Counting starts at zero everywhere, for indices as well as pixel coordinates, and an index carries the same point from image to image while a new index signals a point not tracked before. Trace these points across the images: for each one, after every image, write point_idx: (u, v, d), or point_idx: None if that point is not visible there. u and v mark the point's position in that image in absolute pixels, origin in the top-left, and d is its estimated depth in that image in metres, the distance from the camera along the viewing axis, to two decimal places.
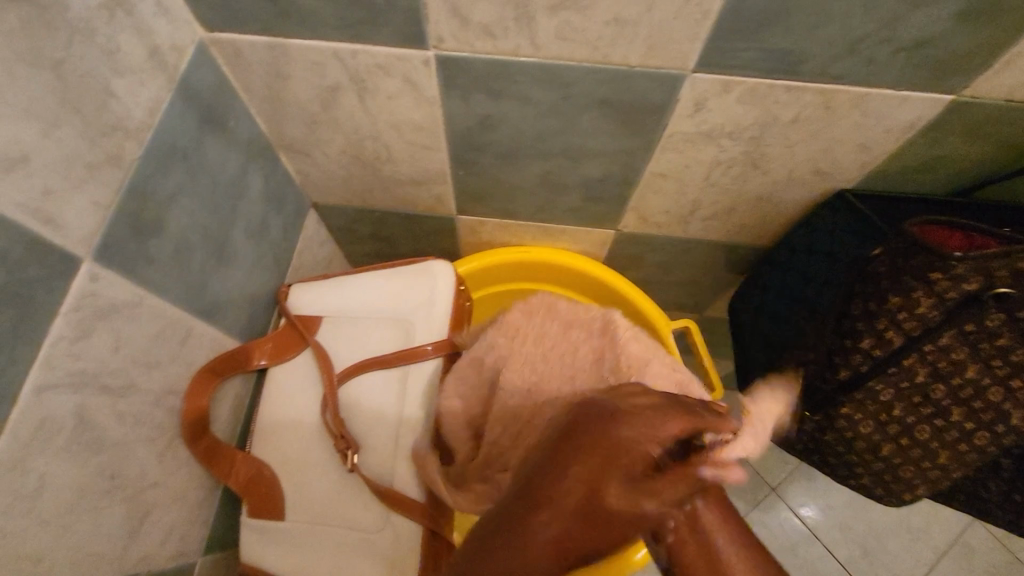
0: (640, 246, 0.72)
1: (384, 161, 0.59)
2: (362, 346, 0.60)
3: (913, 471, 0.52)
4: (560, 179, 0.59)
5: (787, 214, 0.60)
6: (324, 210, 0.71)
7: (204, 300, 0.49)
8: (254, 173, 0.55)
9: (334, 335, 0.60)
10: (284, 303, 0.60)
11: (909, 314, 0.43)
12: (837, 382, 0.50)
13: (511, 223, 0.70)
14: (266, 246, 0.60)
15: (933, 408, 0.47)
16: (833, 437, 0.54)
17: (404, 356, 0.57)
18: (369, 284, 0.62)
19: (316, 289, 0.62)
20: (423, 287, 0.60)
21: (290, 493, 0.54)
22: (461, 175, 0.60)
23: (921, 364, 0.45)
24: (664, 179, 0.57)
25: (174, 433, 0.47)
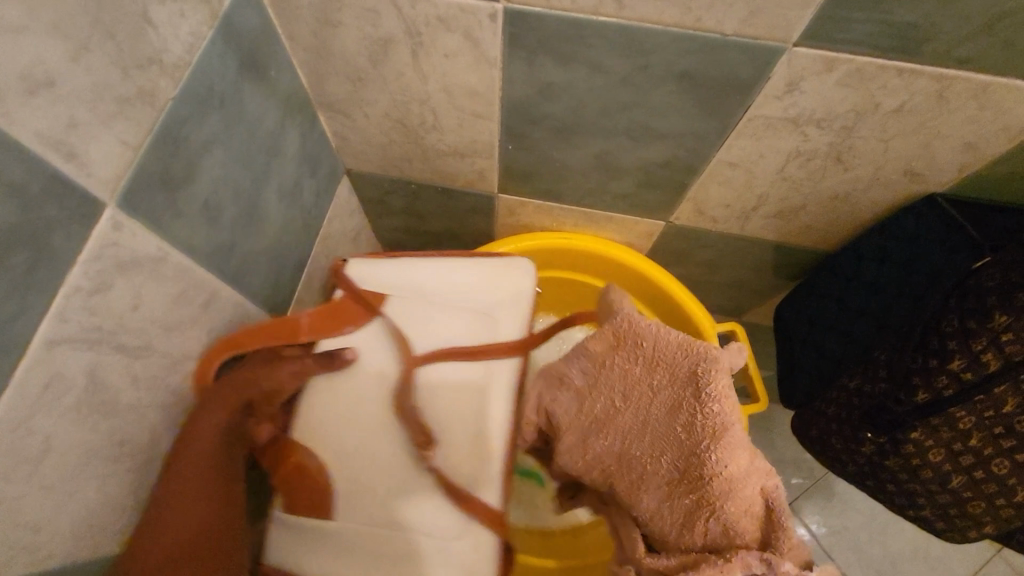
0: (688, 241, 0.67)
1: (429, 128, 0.55)
2: (430, 328, 0.53)
3: (984, 507, 0.47)
4: (617, 161, 0.54)
5: (860, 218, 0.55)
6: (357, 178, 0.68)
7: (231, 262, 0.46)
8: (291, 131, 0.51)
9: (398, 316, 0.53)
10: (341, 276, 0.54)
11: (1015, 336, 0.38)
12: (913, 404, 0.45)
13: (553, 207, 0.66)
14: (298, 210, 0.56)
15: (1019, 441, 0.42)
16: (896, 463, 0.49)
17: (489, 348, 0.52)
18: (439, 268, 0.56)
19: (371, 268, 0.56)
20: (513, 279, 0.56)
21: (343, 491, 0.47)
22: (510, 150, 0.56)
23: (1015, 394, 0.40)
24: (731, 169, 0.52)
25: (190, 401, 0.43)
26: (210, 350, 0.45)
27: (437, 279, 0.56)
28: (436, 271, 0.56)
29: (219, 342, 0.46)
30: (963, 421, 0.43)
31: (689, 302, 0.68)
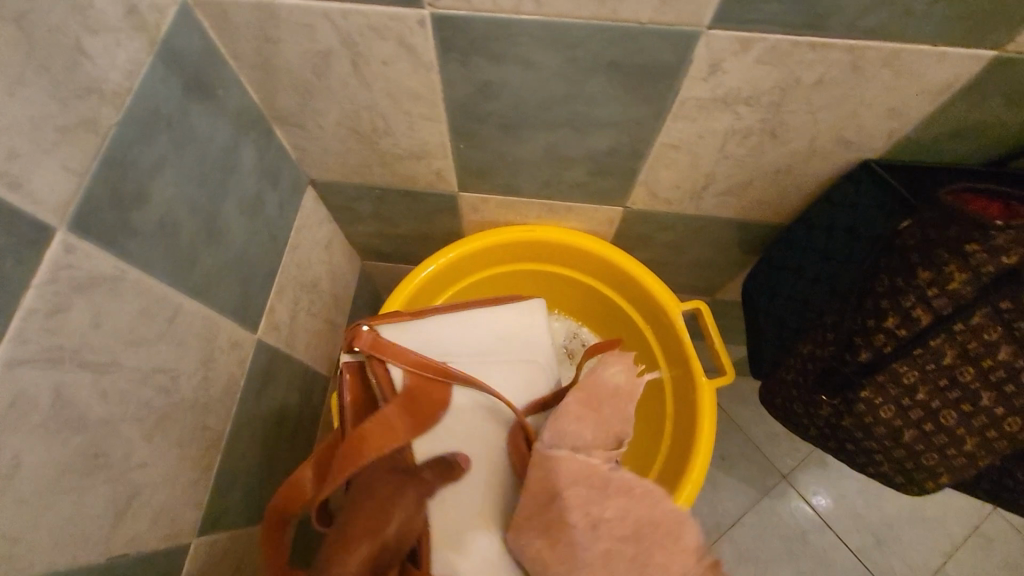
0: (649, 224, 0.69)
1: (382, 134, 0.57)
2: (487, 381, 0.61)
3: (937, 458, 0.49)
4: (566, 152, 0.56)
5: (805, 189, 0.57)
6: (322, 187, 0.69)
7: (194, 278, 0.47)
8: (246, 146, 0.53)
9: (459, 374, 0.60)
10: (394, 348, 0.55)
11: (940, 290, 0.41)
12: (858, 364, 0.48)
13: (514, 201, 0.67)
14: (262, 223, 0.58)
15: (961, 392, 0.44)
16: (850, 423, 0.51)
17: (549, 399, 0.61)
18: (476, 323, 0.64)
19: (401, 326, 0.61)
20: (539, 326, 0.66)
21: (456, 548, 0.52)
22: (462, 149, 0.58)
23: (951, 345, 0.42)
24: (675, 151, 0.54)
25: (163, 413, 0.45)
26: (181, 363, 0.47)
27: (467, 335, 0.63)
28: (463, 327, 0.63)
29: (190, 355, 0.48)
30: (907, 376, 0.45)
31: (655, 284, 0.70)
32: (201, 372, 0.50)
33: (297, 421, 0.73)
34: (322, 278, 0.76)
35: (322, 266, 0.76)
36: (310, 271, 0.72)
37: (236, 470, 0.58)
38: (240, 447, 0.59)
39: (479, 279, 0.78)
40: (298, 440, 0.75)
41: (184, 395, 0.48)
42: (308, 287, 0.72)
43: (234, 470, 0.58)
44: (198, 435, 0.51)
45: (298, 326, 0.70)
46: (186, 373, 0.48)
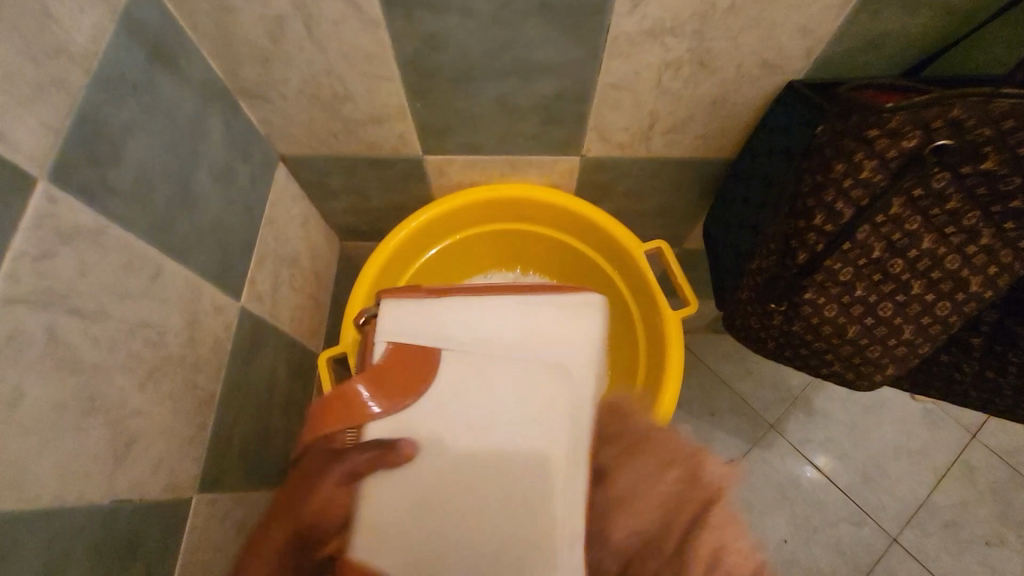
0: (606, 173, 0.72)
1: (342, 99, 0.60)
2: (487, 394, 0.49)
3: (880, 350, 0.53)
4: (517, 102, 0.59)
5: (743, 120, 0.61)
6: (293, 163, 0.72)
7: (173, 240, 0.50)
8: (213, 117, 0.56)
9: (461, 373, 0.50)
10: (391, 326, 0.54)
11: (854, 180, 0.45)
12: (798, 266, 0.51)
13: (477, 160, 0.71)
14: (236, 193, 0.61)
15: (895, 283, 0.49)
16: (800, 327, 0.55)
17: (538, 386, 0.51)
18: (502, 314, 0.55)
19: (405, 305, 0.56)
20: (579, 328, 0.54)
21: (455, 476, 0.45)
22: (420, 108, 0.61)
23: (877, 237, 0.47)
24: (617, 91, 0.57)
25: (152, 365, 0.48)
26: (167, 320, 0.50)
27: (519, 313, 0.55)
28: (477, 305, 0.56)
29: (175, 313, 0.51)
30: (842, 272, 0.49)
31: (616, 228, 0.73)
32: (187, 332, 0.53)
33: (288, 393, 0.76)
34: (302, 255, 0.79)
35: (301, 242, 0.79)
36: (290, 247, 0.75)
37: (230, 433, 0.61)
38: (233, 410, 0.62)
39: (451, 243, 0.81)
40: (291, 412, 0.77)
41: (172, 351, 0.51)
42: (288, 262, 0.75)
43: (228, 432, 0.61)
44: (189, 392, 0.53)
45: (282, 299, 0.73)
46: (172, 331, 0.51)
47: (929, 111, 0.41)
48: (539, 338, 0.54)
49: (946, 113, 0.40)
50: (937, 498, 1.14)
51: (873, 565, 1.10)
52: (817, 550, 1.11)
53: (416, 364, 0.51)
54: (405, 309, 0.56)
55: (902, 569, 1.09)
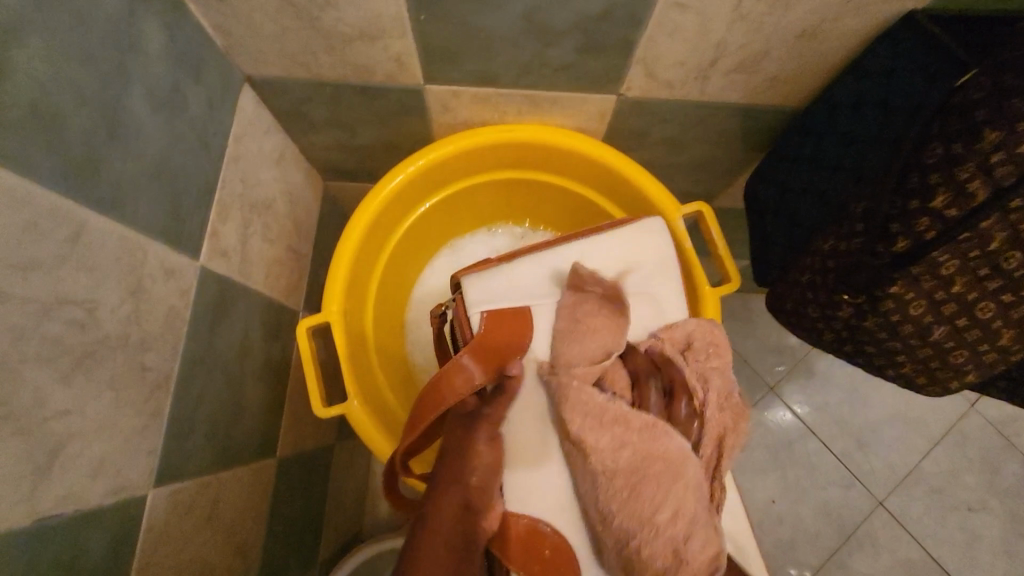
0: (644, 118, 0.60)
1: (322, 4, 0.46)
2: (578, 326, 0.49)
3: (966, 356, 0.45)
4: (549, 20, 0.46)
5: (829, 60, 0.49)
6: (262, 86, 0.58)
7: (102, 189, 0.39)
8: (149, 21, 0.42)
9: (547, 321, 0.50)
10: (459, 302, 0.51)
11: (1007, 155, 0.34)
12: (892, 255, 0.42)
13: (490, 93, 0.58)
14: (187, 124, 0.48)
15: (1004, 281, 0.39)
16: (874, 323, 0.46)
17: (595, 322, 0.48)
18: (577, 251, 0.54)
19: (485, 274, 0.52)
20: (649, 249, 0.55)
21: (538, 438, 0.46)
22: (423, 22, 0.47)
23: (1003, 225, 0.36)
24: (681, 13, 0.44)
25: (83, 351, 0.38)
26: (97, 293, 0.39)
27: (604, 250, 0.54)
28: (599, 247, 0.54)
29: (110, 283, 0.40)
30: (947, 266, 0.40)
31: (651, 186, 0.62)
32: (130, 304, 0.42)
33: (265, 359, 0.67)
34: (277, 199, 0.67)
35: (276, 184, 0.66)
36: (262, 190, 0.63)
37: (194, 415, 0.52)
38: (196, 389, 0.53)
39: (456, 193, 0.70)
40: (268, 379, 0.68)
41: (109, 331, 0.40)
42: (261, 209, 0.63)
43: (190, 415, 0.52)
44: (137, 377, 0.44)
45: (253, 254, 0.62)
46: (106, 306, 0.40)
47: None
48: (636, 267, 0.54)
49: None
50: (926, 465, 1.08)
51: (856, 529, 1.05)
52: (804, 511, 1.06)
53: (512, 329, 0.48)
54: (491, 280, 0.51)
55: (885, 533, 1.05)
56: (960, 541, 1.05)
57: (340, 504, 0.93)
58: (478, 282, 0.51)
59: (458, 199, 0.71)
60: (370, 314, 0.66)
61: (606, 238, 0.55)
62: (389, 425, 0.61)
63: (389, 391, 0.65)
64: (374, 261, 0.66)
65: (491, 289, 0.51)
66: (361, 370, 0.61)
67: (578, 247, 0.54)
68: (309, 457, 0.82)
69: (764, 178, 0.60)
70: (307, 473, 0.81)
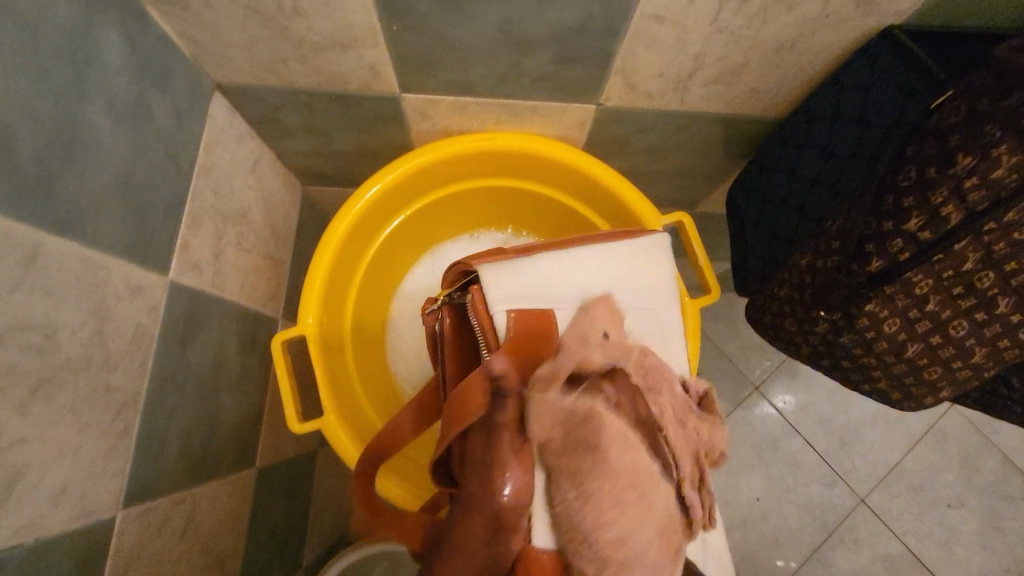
0: (624, 126, 0.59)
1: (290, 14, 0.45)
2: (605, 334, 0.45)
3: (940, 372, 0.45)
4: (524, 31, 0.45)
5: (809, 73, 0.48)
6: (233, 93, 0.57)
7: (59, 210, 0.37)
8: (108, 32, 0.41)
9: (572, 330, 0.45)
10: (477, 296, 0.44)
11: (980, 179, 0.34)
12: (867, 274, 0.42)
13: (468, 102, 0.57)
14: (151, 137, 0.46)
15: (977, 299, 0.39)
16: (849, 339, 0.47)
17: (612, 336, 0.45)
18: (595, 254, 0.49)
19: (506, 266, 0.45)
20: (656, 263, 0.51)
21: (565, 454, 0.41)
22: (395, 33, 0.46)
23: (975, 248, 0.36)
24: (659, 26, 0.43)
25: (41, 377, 0.37)
26: (57, 317, 0.38)
27: (610, 260, 0.49)
28: (606, 258, 0.49)
29: (70, 305, 0.39)
30: (920, 286, 0.40)
31: (632, 195, 0.61)
32: (93, 326, 0.41)
33: (241, 369, 0.65)
34: (253, 206, 0.65)
35: (251, 192, 0.65)
36: (236, 199, 0.61)
37: (166, 431, 0.51)
38: (168, 405, 0.51)
39: (438, 200, 0.69)
40: (245, 389, 0.67)
41: (70, 354, 0.39)
42: (236, 218, 0.62)
43: (163, 432, 0.51)
44: (102, 398, 0.43)
45: (227, 264, 0.61)
46: (66, 328, 0.39)
47: None
48: (636, 284, 0.49)
49: None
50: (907, 463, 1.09)
51: (837, 525, 1.06)
52: (787, 510, 1.07)
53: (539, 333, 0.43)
54: (513, 275, 0.45)
55: (865, 529, 1.06)
56: (939, 537, 1.06)
57: (326, 508, 0.93)
58: (495, 275, 0.44)
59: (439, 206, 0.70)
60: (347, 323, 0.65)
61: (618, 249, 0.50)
62: (366, 438, 0.61)
63: (366, 403, 0.65)
64: (352, 268, 0.66)
65: (505, 285, 0.44)
66: (337, 382, 0.60)
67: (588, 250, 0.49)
68: (290, 463, 0.81)
69: (745, 188, 0.60)
70: (290, 480, 0.80)
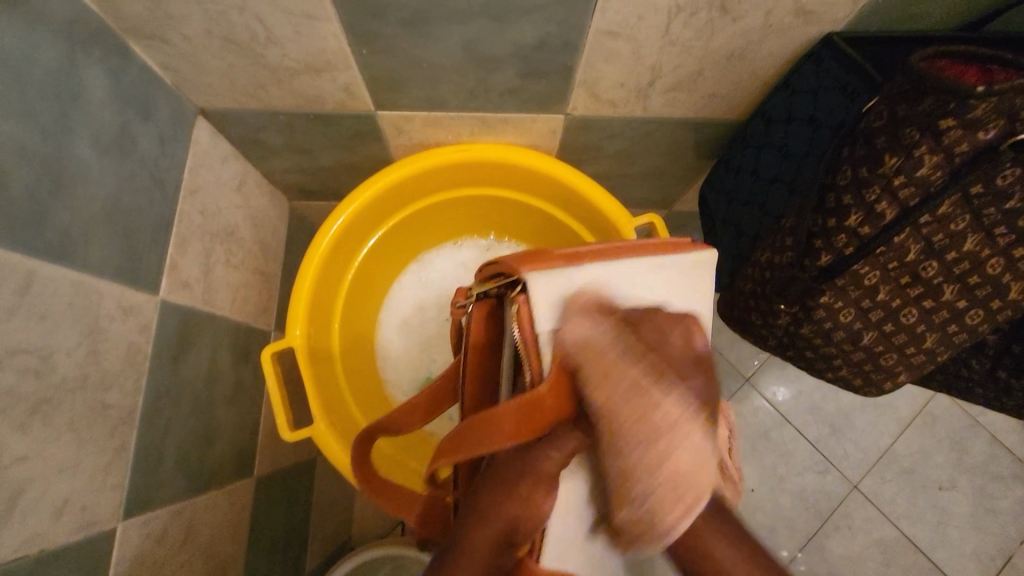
0: (594, 133, 0.62)
1: (264, 42, 0.47)
2: None
3: (896, 358, 0.48)
4: (487, 50, 0.47)
5: (761, 78, 0.50)
6: (216, 118, 0.59)
7: (49, 239, 0.40)
8: (91, 68, 0.43)
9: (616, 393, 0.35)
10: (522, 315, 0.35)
11: (907, 179, 0.37)
12: (818, 269, 0.44)
13: (441, 117, 0.59)
14: (137, 164, 0.49)
15: (923, 287, 0.42)
16: (809, 331, 0.49)
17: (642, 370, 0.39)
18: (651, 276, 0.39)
19: (556, 279, 0.35)
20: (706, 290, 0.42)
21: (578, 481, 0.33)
22: (365, 56, 0.48)
23: (915, 240, 0.39)
24: (614, 40, 0.46)
25: (39, 397, 0.39)
26: (52, 340, 0.40)
27: (664, 280, 0.40)
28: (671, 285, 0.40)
29: (65, 329, 0.41)
30: (868, 277, 0.42)
31: (605, 200, 0.63)
32: (87, 347, 0.43)
33: (235, 383, 0.68)
34: (240, 224, 0.68)
35: (237, 210, 0.67)
36: (223, 218, 0.63)
37: (163, 444, 0.53)
38: (163, 419, 0.54)
39: (418, 210, 0.71)
40: (240, 402, 0.69)
41: (66, 375, 0.41)
42: (223, 236, 0.64)
43: (159, 445, 0.53)
44: (99, 415, 0.45)
45: (217, 281, 0.63)
46: (62, 350, 0.41)
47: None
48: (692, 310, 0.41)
49: None
50: (898, 448, 1.10)
51: (831, 511, 1.08)
52: (782, 498, 1.09)
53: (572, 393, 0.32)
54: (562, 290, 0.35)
55: (859, 514, 1.08)
56: (932, 519, 1.08)
57: (327, 514, 0.95)
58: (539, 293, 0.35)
59: (420, 216, 0.72)
60: (335, 333, 0.68)
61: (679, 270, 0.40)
62: None
63: (358, 411, 0.67)
64: (338, 280, 0.68)
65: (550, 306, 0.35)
66: (326, 392, 0.63)
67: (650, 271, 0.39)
68: (290, 473, 0.83)
69: (714, 187, 0.62)
70: (289, 488, 0.82)
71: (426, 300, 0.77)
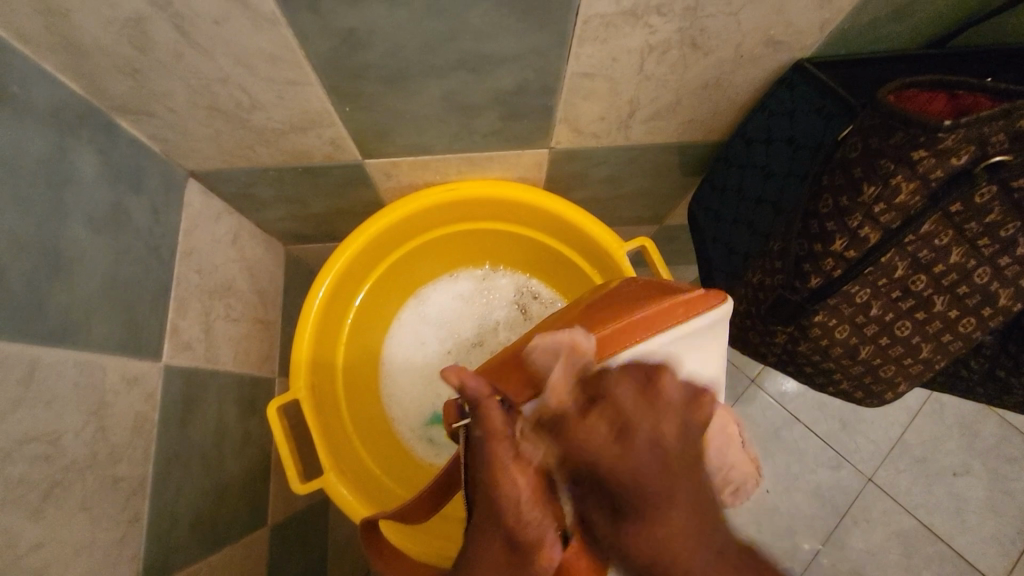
0: (578, 162, 0.62)
1: (248, 108, 0.48)
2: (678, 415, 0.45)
3: (894, 369, 0.48)
4: (467, 98, 0.48)
5: (736, 102, 0.51)
6: (206, 178, 0.60)
7: (50, 324, 0.40)
8: (81, 150, 0.44)
9: None
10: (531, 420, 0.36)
11: (887, 205, 0.38)
12: (809, 290, 0.44)
13: (428, 160, 0.60)
14: (131, 236, 0.49)
15: (914, 300, 0.42)
16: (807, 348, 0.49)
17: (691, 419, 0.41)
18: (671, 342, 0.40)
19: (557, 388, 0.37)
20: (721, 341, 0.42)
21: None
22: (349, 113, 0.49)
23: (902, 258, 0.40)
24: (590, 80, 0.47)
25: (50, 482, 0.40)
26: (59, 423, 0.40)
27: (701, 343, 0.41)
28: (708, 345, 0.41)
29: (70, 410, 0.41)
30: (860, 296, 0.43)
31: (595, 226, 0.64)
32: (94, 424, 0.44)
33: (243, 435, 0.68)
34: (236, 277, 0.68)
35: (234, 264, 0.67)
36: (220, 274, 0.64)
37: (175, 508, 0.54)
38: (173, 483, 0.54)
39: (414, 249, 0.72)
40: (248, 453, 0.69)
41: (76, 455, 0.42)
42: (221, 292, 0.64)
43: (171, 509, 0.53)
44: (110, 490, 0.45)
45: (218, 337, 0.63)
46: (70, 432, 0.41)
47: (992, 127, 0.34)
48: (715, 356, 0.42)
49: (1010, 126, 0.34)
50: (910, 437, 1.08)
51: (849, 507, 1.06)
52: (798, 498, 1.07)
53: None
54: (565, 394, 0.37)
55: (876, 507, 1.06)
56: (949, 507, 1.05)
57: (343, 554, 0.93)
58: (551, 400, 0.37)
59: (414, 254, 0.73)
60: (340, 377, 0.70)
61: (718, 328, 0.41)
62: (365, 487, 0.63)
63: (366, 456, 0.68)
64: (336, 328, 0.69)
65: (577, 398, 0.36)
66: (332, 441, 0.63)
67: (696, 336, 0.40)
68: (304, 516, 0.82)
69: (702, 206, 0.63)
70: (303, 529, 0.82)
71: (426, 338, 0.77)
